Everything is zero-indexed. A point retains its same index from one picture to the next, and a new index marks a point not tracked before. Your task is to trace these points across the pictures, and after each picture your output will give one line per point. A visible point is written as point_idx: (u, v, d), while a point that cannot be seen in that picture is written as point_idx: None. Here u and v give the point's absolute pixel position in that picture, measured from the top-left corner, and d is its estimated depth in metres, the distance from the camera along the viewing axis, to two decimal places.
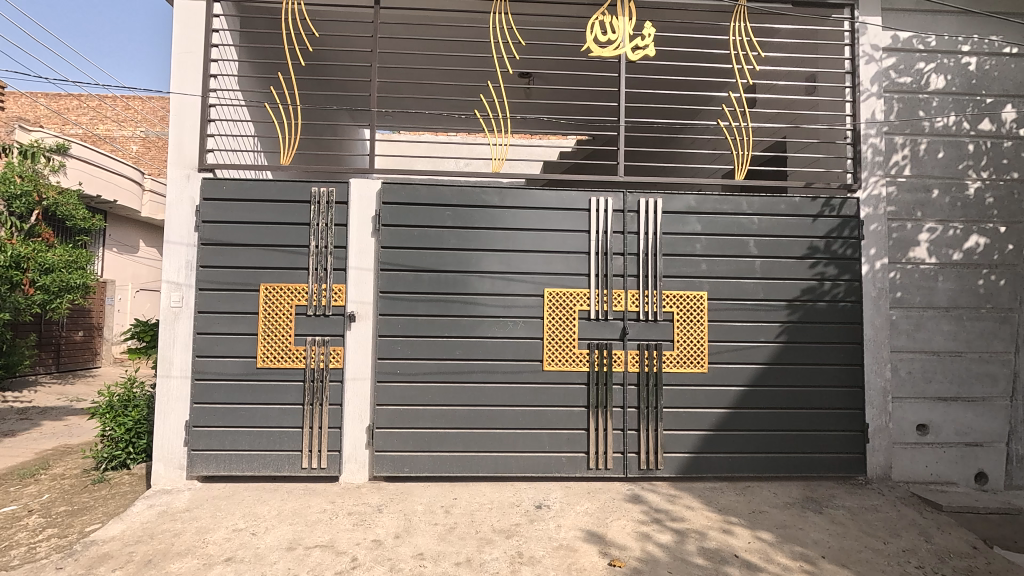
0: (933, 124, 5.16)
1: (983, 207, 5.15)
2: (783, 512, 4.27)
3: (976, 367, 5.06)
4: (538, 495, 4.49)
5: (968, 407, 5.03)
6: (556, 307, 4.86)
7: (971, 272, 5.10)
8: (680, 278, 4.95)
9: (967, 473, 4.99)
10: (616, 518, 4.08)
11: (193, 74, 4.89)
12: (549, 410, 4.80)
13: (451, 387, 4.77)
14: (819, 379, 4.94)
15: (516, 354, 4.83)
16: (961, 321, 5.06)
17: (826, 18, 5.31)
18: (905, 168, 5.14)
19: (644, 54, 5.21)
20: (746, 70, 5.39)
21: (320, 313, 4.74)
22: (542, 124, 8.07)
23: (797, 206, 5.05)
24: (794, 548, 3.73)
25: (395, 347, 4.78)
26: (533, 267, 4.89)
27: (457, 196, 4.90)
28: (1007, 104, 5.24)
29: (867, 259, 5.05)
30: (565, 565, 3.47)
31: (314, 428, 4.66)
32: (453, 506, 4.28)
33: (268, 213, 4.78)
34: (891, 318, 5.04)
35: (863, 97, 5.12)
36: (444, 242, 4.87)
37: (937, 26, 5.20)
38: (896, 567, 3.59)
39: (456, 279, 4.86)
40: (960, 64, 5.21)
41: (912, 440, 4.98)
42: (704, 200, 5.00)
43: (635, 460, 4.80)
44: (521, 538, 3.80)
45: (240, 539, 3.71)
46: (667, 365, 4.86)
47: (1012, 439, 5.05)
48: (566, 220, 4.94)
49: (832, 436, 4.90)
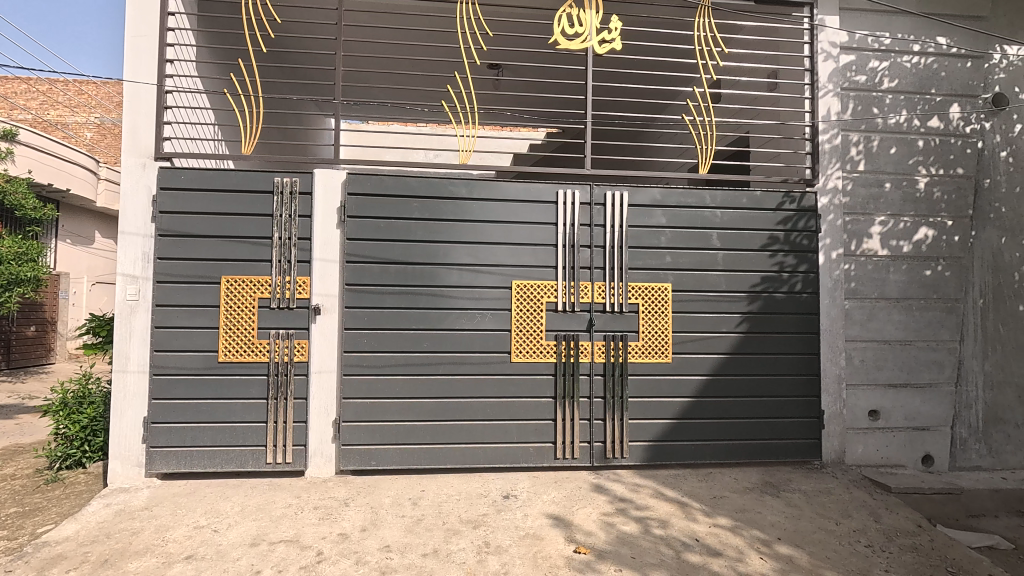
0: (887, 122, 5.35)
1: (931, 202, 5.37)
2: (743, 496, 4.41)
3: (924, 355, 5.30)
4: (506, 486, 4.53)
5: (917, 392, 5.27)
6: (523, 299, 4.88)
7: (920, 264, 5.33)
8: (645, 271, 5.03)
9: (915, 455, 5.24)
10: (582, 507, 4.15)
11: (147, 59, 4.71)
12: (517, 401, 4.84)
13: (419, 379, 4.76)
14: (778, 367, 5.11)
15: (484, 346, 4.85)
16: (910, 311, 5.29)
17: (788, 14, 5.41)
18: (860, 163, 5.31)
19: (611, 48, 5.16)
20: (711, 65, 5.48)
21: (284, 306, 4.66)
22: (511, 116, 8.07)
23: (757, 200, 5.18)
24: (752, 532, 3.86)
25: (362, 339, 4.73)
26: (501, 259, 4.90)
27: (424, 187, 4.87)
28: (954, 103, 5.47)
29: (824, 251, 5.22)
30: (531, 553, 3.53)
31: (279, 422, 4.60)
32: (421, 498, 4.27)
33: (229, 203, 4.66)
34: (846, 309, 5.23)
35: (821, 94, 5.27)
36: (410, 234, 4.83)
37: (889, 26, 5.40)
38: (847, 547, 3.76)
39: (424, 272, 4.83)
40: (911, 63, 5.41)
41: (865, 425, 5.19)
42: (669, 193, 5.08)
43: (601, 449, 4.88)
44: (488, 528, 3.84)
45: (201, 536, 3.64)
46: (633, 356, 4.95)
47: (956, 423, 5.32)
48: (533, 213, 4.96)
49: (789, 422, 5.08)
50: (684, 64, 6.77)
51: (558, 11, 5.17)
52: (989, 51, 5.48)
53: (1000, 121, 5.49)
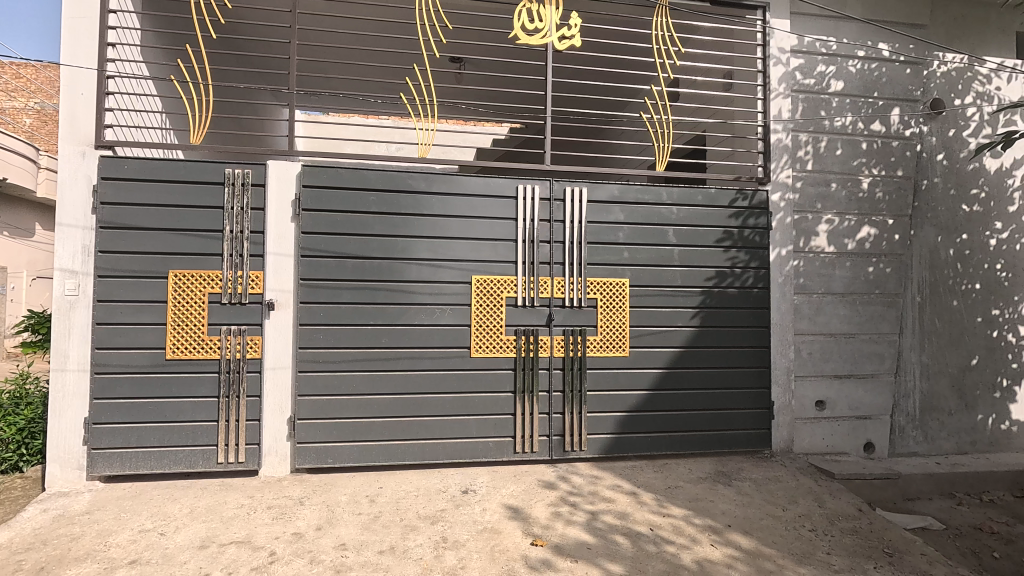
0: (833, 123, 5.56)
1: (873, 201, 5.62)
2: (696, 486, 4.54)
3: (866, 347, 5.55)
4: (465, 481, 4.53)
5: (860, 383, 5.52)
6: (483, 294, 4.88)
7: (863, 261, 5.57)
8: (604, 266, 5.10)
9: (858, 443, 5.49)
10: (540, 500, 4.19)
11: (87, 42, 4.48)
12: (477, 396, 4.84)
13: (377, 375, 4.70)
14: (730, 360, 5.27)
15: (444, 341, 4.82)
16: (854, 305, 5.53)
17: (742, 16, 5.54)
18: (808, 163, 5.51)
19: (571, 45, 5.18)
20: (668, 65, 5.57)
21: (236, 301, 4.53)
22: (473, 110, 8.03)
23: (712, 198, 5.31)
24: (704, 520, 3.98)
25: (318, 335, 4.64)
26: (461, 254, 4.88)
27: (382, 180, 4.80)
28: (896, 107, 5.72)
29: (774, 248, 5.40)
30: (488, 547, 3.54)
31: (231, 421, 4.47)
32: (379, 495, 4.23)
33: (177, 194, 4.48)
34: (795, 303, 5.43)
35: (772, 96, 5.44)
36: (368, 227, 4.75)
37: (837, 31, 5.62)
38: (793, 532, 3.92)
39: (382, 266, 4.77)
40: (857, 68, 5.63)
41: (812, 414, 5.41)
42: (627, 190, 5.16)
43: (559, 442, 4.94)
44: (446, 523, 3.84)
45: (147, 540, 3.51)
46: (591, 350, 5.02)
47: (895, 412, 5.60)
48: (493, 207, 4.95)
49: (741, 413, 5.25)
50: (643, 63, 6.87)
51: (518, 6, 5.14)
52: (927, 59, 5.76)
53: (937, 125, 5.79)
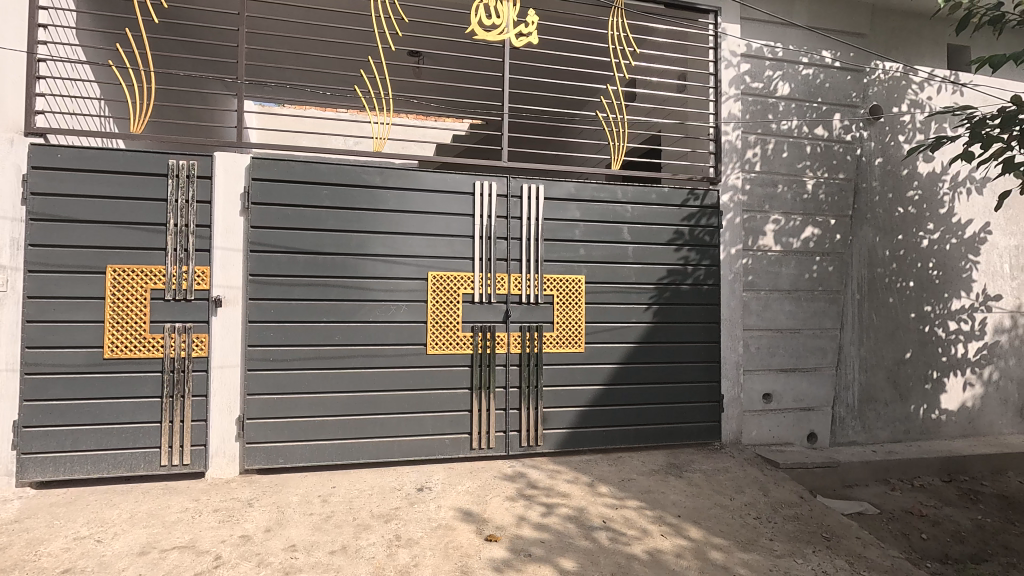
0: (780, 127, 5.77)
1: (817, 202, 5.87)
2: (649, 478, 4.65)
3: (810, 342, 5.79)
4: (421, 478, 4.50)
5: (804, 376, 5.76)
6: (439, 291, 4.85)
7: (808, 259, 5.81)
8: (560, 263, 5.15)
9: (801, 433, 5.73)
10: (496, 495, 4.21)
11: (15, 22, 4.18)
12: (433, 393, 4.81)
13: (330, 373, 4.61)
14: (682, 355, 5.41)
15: (399, 338, 4.77)
16: (799, 302, 5.76)
17: (694, 20, 5.68)
18: (757, 164, 5.70)
19: (528, 42, 5.18)
20: (623, 65, 5.65)
21: (180, 298, 4.36)
22: (431, 105, 7.96)
23: (665, 197, 5.43)
24: (655, 512, 4.08)
25: (269, 332, 4.52)
26: (417, 250, 4.84)
27: (336, 174, 4.70)
28: (838, 112, 5.98)
29: (724, 246, 5.57)
30: (442, 544, 3.54)
31: (175, 422, 4.31)
32: (331, 495, 4.16)
33: (116, 185, 4.27)
34: (744, 300, 5.61)
35: (723, 99, 5.60)
36: (321, 222, 4.65)
37: (783, 38, 5.85)
38: (739, 520, 4.07)
39: (336, 262, 4.67)
40: (803, 74, 5.85)
41: (759, 407, 5.61)
42: (583, 187, 5.22)
43: (516, 438, 4.97)
44: (400, 521, 3.80)
45: (82, 548, 3.35)
46: (548, 346, 5.06)
47: (836, 403, 5.87)
48: (449, 203, 4.93)
49: (692, 407, 5.40)
50: (600, 62, 6.96)
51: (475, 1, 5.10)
52: (867, 67, 6.04)
53: (875, 130, 6.08)
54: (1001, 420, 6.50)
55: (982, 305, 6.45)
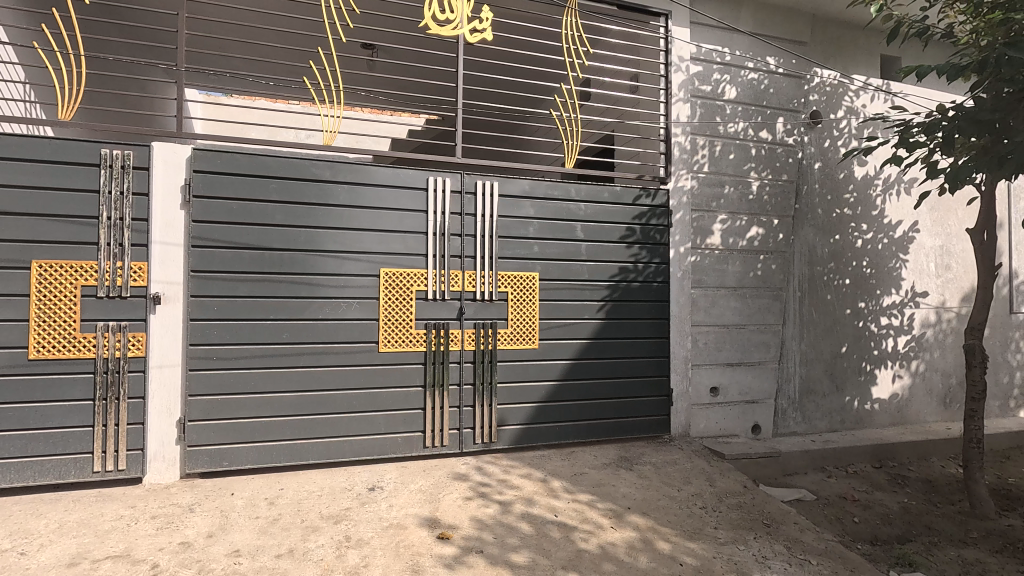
0: (727, 129, 5.96)
1: (761, 202, 6.10)
2: (600, 472, 4.73)
3: (754, 337, 6.02)
4: (372, 478, 4.43)
5: (749, 370, 5.98)
6: (391, 287, 4.78)
7: (752, 258, 6.04)
8: (514, 260, 5.17)
9: (746, 425, 5.95)
10: (449, 493, 4.19)
11: None
12: (386, 391, 4.75)
13: (278, 371, 4.48)
14: (633, 350, 5.52)
15: (350, 336, 4.68)
16: (744, 298, 5.98)
17: (646, 22, 5.79)
18: (705, 165, 5.87)
19: (482, 38, 5.17)
20: (577, 64, 5.72)
21: (115, 295, 4.13)
22: (385, 99, 7.83)
23: (617, 195, 5.53)
24: (606, 505, 4.16)
25: (212, 331, 4.35)
26: (369, 246, 4.76)
27: (284, 167, 4.56)
28: (781, 116, 6.23)
29: (674, 245, 5.73)
30: (393, 544, 3.50)
31: (110, 425, 4.09)
32: (279, 497, 4.04)
33: (41, 175, 4.00)
34: (692, 296, 5.79)
35: (673, 100, 5.74)
36: (267, 216, 4.50)
37: (730, 43, 6.04)
38: (686, 510, 4.20)
39: (283, 258, 4.54)
40: (748, 79, 6.07)
41: (707, 400, 5.80)
42: (537, 185, 5.25)
43: (470, 435, 4.96)
44: (350, 521, 3.74)
45: (3, 562, 3.14)
46: (502, 343, 5.08)
47: (779, 395, 6.13)
48: (402, 199, 4.86)
49: (643, 401, 5.53)
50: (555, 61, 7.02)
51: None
52: (807, 74, 6.33)
53: (815, 135, 6.38)
54: (927, 409, 6.94)
55: (911, 301, 6.86)
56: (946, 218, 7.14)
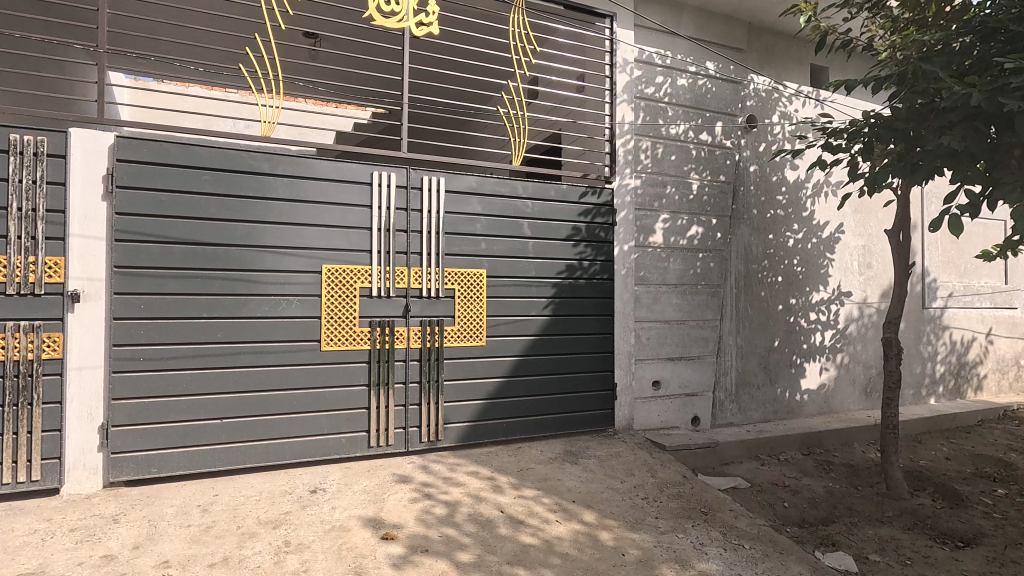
0: (669, 131, 6.14)
1: (701, 202, 6.33)
2: (546, 467, 4.79)
3: (694, 332, 6.24)
4: (314, 480, 4.31)
5: (689, 364, 6.20)
6: (334, 284, 4.66)
7: (693, 256, 6.26)
8: (461, 256, 5.14)
9: (686, 417, 6.17)
10: (394, 493, 4.13)
11: None
12: (329, 391, 4.62)
13: (212, 372, 4.28)
14: (579, 346, 5.62)
15: (291, 334, 4.53)
16: (685, 295, 6.20)
17: (592, 23, 5.88)
18: (648, 166, 6.03)
19: (429, 32, 5.10)
20: (524, 62, 5.75)
21: (26, 292, 3.82)
22: (329, 90, 7.60)
23: (563, 193, 5.60)
24: (551, 499, 4.21)
25: (139, 331, 4.09)
26: (310, 242, 4.61)
27: (218, 158, 4.34)
28: (720, 120, 6.48)
29: (619, 242, 5.85)
30: (336, 547, 3.42)
31: (21, 433, 3.78)
32: (213, 503, 3.86)
33: None
34: (636, 293, 5.94)
35: (618, 101, 5.86)
36: (200, 210, 4.28)
37: (672, 47, 6.23)
38: (629, 502, 4.31)
39: (218, 254, 4.33)
40: (689, 83, 6.28)
41: (649, 394, 5.97)
42: (484, 182, 5.24)
43: (416, 434, 4.91)
44: (290, 526, 3.62)
45: None
46: (448, 340, 5.05)
47: (716, 388, 6.39)
48: (346, 193, 4.74)
49: (588, 396, 5.63)
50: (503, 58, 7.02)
51: None
52: (743, 80, 6.62)
53: (751, 139, 6.67)
54: (850, 398, 7.41)
55: (836, 298, 7.30)
56: (867, 220, 7.63)
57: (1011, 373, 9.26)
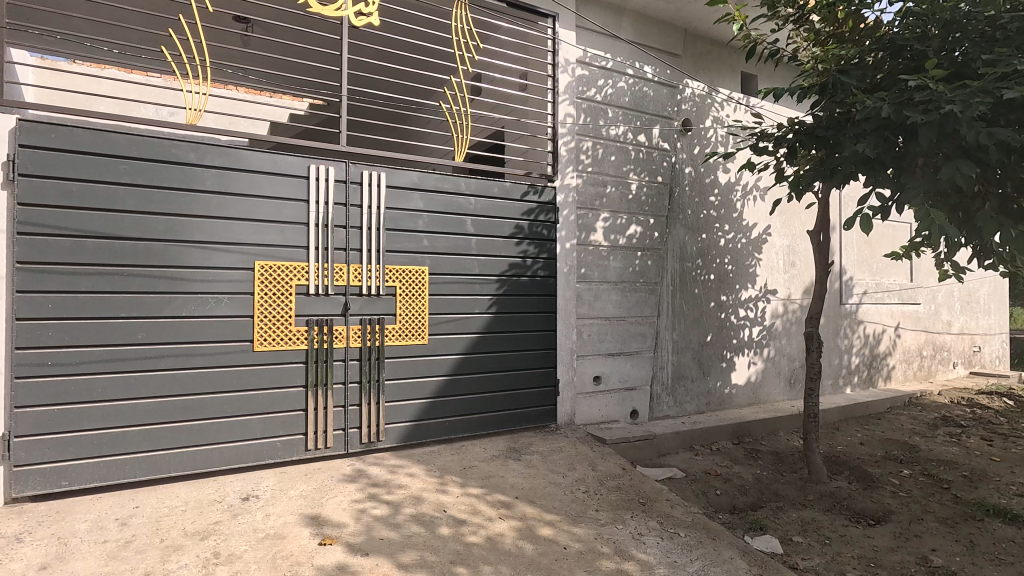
0: (609, 132, 6.27)
1: (640, 202, 6.51)
2: (489, 464, 4.78)
3: (633, 328, 6.42)
4: (246, 487, 4.10)
5: (628, 359, 6.37)
6: (268, 281, 4.45)
7: (632, 254, 6.43)
8: (403, 253, 5.05)
9: (625, 411, 6.34)
10: (333, 497, 4.00)
11: None
12: (262, 393, 4.42)
13: (131, 376, 4.00)
14: (522, 343, 5.65)
15: (220, 335, 4.30)
16: (624, 292, 6.36)
17: (534, 22, 5.90)
18: (589, 166, 6.14)
19: (369, 22, 4.94)
20: (467, 58, 5.70)
21: None
22: (262, 79, 7.26)
23: (506, 191, 5.61)
24: (495, 496, 4.21)
25: (46, 332, 3.76)
26: (241, 237, 4.38)
27: (138, 146, 4.05)
28: (657, 123, 6.69)
29: (561, 240, 5.93)
30: (269, 555, 3.27)
31: None
32: (132, 516, 3.60)
33: None
34: (577, 290, 6.04)
35: (560, 101, 5.93)
36: (117, 201, 3.97)
37: (612, 49, 6.37)
38: (570, 496, 4.38)
39: (137, 249, 4.04)
40: (628, 85, 6.43)
41: (590, 389, 6.09)
42: (426, 177, 5.16)
43: (356, 435, 4.78)
44: (220, 536, 3.44)
45: None
46: (389, 339, 4.94)
47: (654, 382, 6.60)
48: (280, 187, 4.54)
49: (530, 392, 5.68)
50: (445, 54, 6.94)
51: None
52: (679, 85, 6.87)
53: (686, 141, 6.92)
54: (775, 390, 7.85)
55: (763, 296, 7.70)
56: (791, 221, 8.10)
57: (915, 363, 10.10)
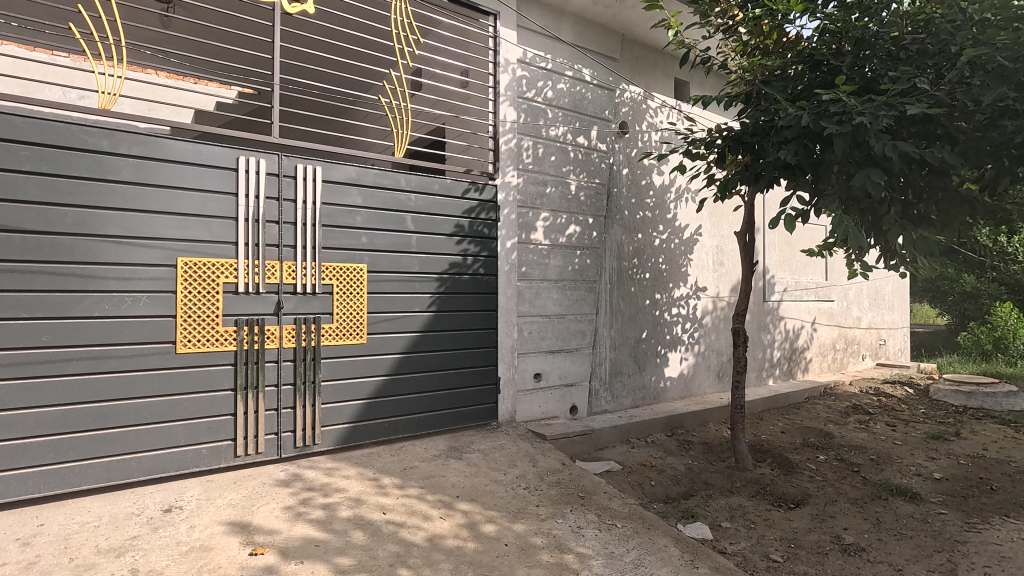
0: (549, 132, 6.34)
1: (579, 202, 6.63)
2: (430, 464, 4.73)
3: (572, 326, 6.53)
4: (168, 497, 3.85)
5: (567, 356, 6.48)
6: (192, 279, 4.20)
7: (571, 253, 6.54)
8: (340, 250, 4.90)
9: (565, 407, 6.44)
10: (265, 504, 3.83)
11: None
12: (186, 398, 4.17)
13: (36, 382, 3.66)
14: (463, 341, 5.63)
15: (138, 336, 4.01)
16: (563, 290, 6.46)
17: (475, 19, 5.88)
18: (530, 165, 6.18)
19: (303, 10, 4.74)
20: (407, 52, 5.60)
21: None
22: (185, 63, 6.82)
23: (447, 188, 5.56)
24: (435, 496, 4.17)
25: None
26: (161, 231, 4.10)
27: (42, 131, 3.70)
28: (595, 125, 6.83)
29: (502, 239, 5.94)
30: (194, 569, 3.09)
31: None
32: (36, 535, 3.30)
33: None
34: (518, 289, 6.08)
35: (501, 99, 5.94)
36: (17, 191, 3.61)
37: (552, 51, 6.44)
38: (511, 492, 4.41)
39: (41, 244, 3.69)
40: (568, 86, 6.53)
41: (530, 386, 6.15)
42: (364, 173, 5.03)
43: (290, 439, 4.59)
44: (138, 551, 3.21)
45: None
46: (326, 339, 4.78)
47: (592, 378, 6.75)
48: (206, 179, 4.28)
49: (471, 391, 5.66)
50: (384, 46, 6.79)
51: None
52: (616, 88, 7.04)
53: (623, 144, 7.12)
54: (705, 383, 8.23)
55: (694, 293, 8.04)
56: (720, 222, 8.51)
57: (829, 356, 10.88)
